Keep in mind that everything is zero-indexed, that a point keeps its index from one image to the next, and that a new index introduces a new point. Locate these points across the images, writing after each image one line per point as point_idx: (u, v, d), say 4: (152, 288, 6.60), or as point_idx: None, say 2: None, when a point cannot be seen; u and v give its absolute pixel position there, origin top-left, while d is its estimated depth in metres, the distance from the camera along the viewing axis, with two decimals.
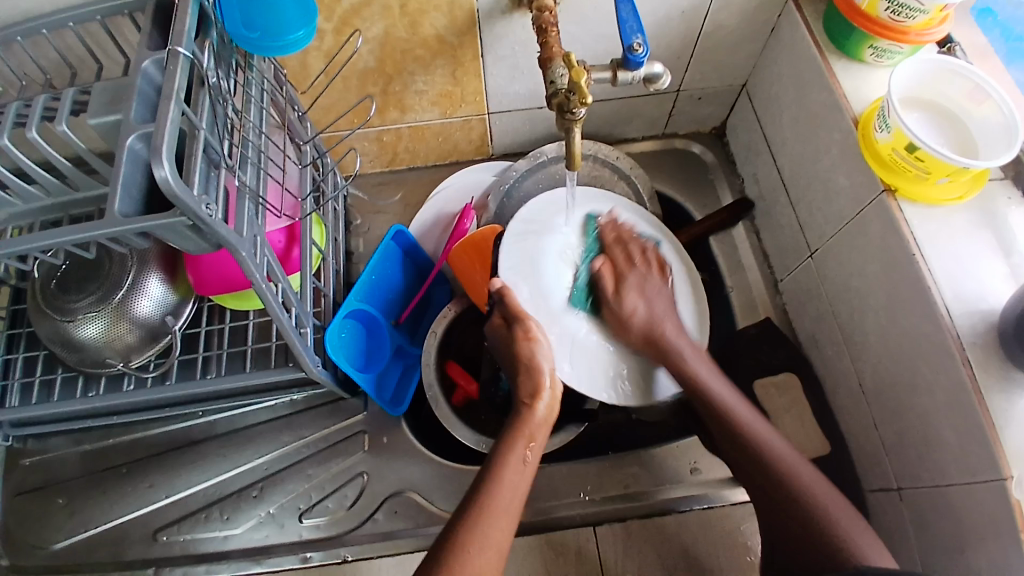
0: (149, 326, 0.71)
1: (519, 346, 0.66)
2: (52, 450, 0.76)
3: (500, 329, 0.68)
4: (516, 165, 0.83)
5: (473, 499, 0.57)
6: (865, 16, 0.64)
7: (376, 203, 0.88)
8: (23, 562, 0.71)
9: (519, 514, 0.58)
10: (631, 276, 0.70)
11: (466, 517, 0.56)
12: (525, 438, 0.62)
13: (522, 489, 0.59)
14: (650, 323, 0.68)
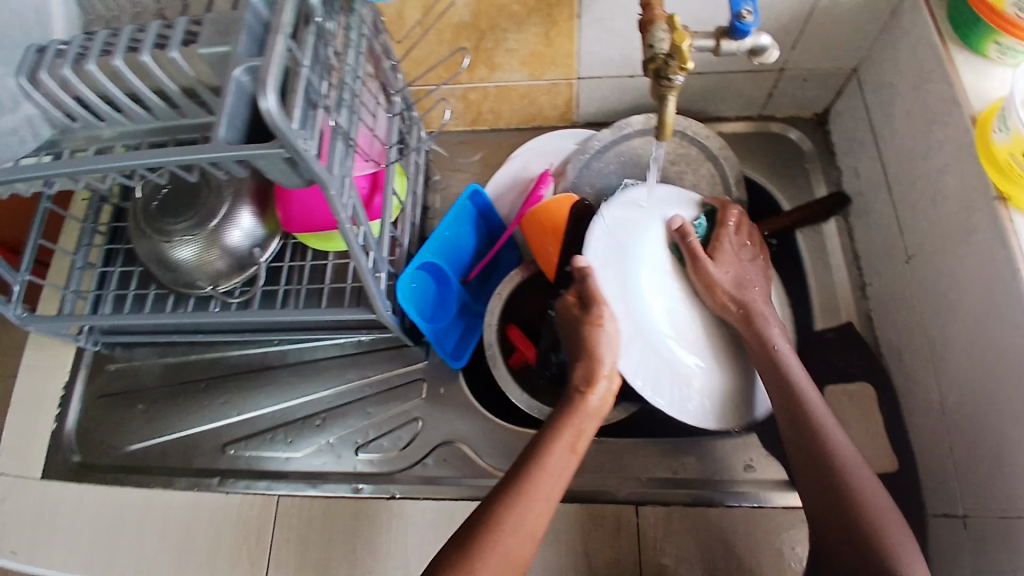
0: (237, 255, 0.74)
1: (588, 330, 0.66)
2: (136, 359, 0.82)
3: (573, 311, 0.68)
4: (600, 136, 0.81)
5: (513, 480, 0.59)
6: (990, 7, 0.59)
7: (455, 161, 0.88)
8: (102, 456, 0.78)
9: (558, 500, 0.60)
10: (729, 240, 0.72)
11: (504, 497, 0.58)
12: (575, 428, 0.62)
13: (563, 479, 0.60)
14: (740, 287, 0.69)
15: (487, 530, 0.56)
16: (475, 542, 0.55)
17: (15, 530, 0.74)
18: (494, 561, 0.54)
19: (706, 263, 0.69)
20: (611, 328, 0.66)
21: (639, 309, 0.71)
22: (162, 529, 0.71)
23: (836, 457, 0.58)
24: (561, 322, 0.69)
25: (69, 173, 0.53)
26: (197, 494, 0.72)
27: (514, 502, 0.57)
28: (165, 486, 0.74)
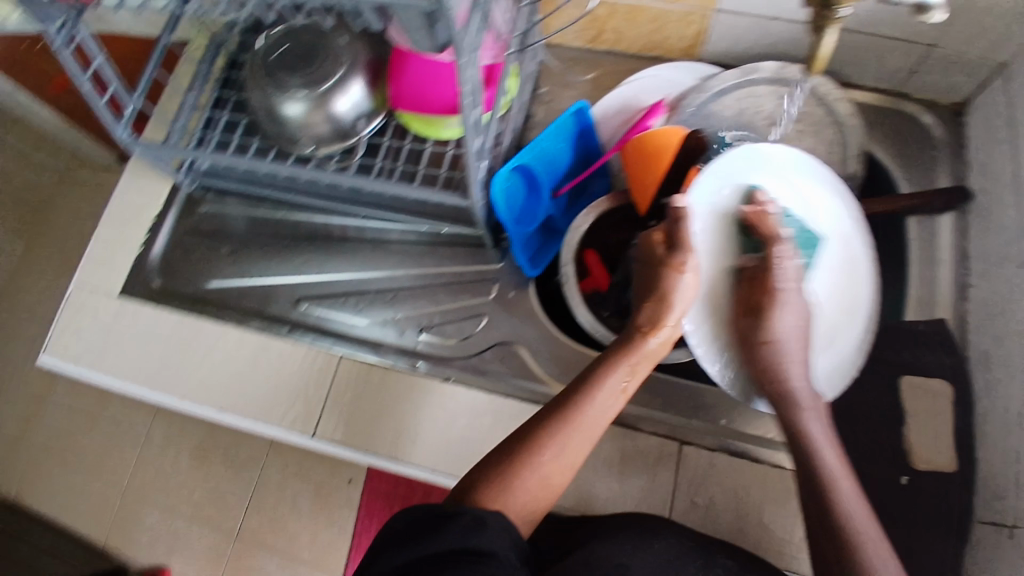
0: (342, 123, 0.75)
1: (666, 273, 0.63)
2: (226, 208, 0.85)
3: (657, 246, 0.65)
4: (721, 76, 0.78)
5: (561, 409, 0.60)
6: None
7: (566, 77, 0.86)
8: (178, 287, 0.81)
9: (599, 435, 0.61)
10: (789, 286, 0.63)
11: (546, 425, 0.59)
12: (629, 367, 0.63)
13: (607, 415, 0.61)
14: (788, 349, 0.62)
15: (529, 451, 0.58)
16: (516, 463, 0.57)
17: (94, 337, 0.79)
18: (529, 483, 0.56)
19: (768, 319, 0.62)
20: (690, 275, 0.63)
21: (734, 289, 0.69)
22: (235, 366, 0.76)
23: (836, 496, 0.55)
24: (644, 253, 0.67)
25: None
26: (267, 339, 0.77)
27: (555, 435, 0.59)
28: (238, 326, 0.78)
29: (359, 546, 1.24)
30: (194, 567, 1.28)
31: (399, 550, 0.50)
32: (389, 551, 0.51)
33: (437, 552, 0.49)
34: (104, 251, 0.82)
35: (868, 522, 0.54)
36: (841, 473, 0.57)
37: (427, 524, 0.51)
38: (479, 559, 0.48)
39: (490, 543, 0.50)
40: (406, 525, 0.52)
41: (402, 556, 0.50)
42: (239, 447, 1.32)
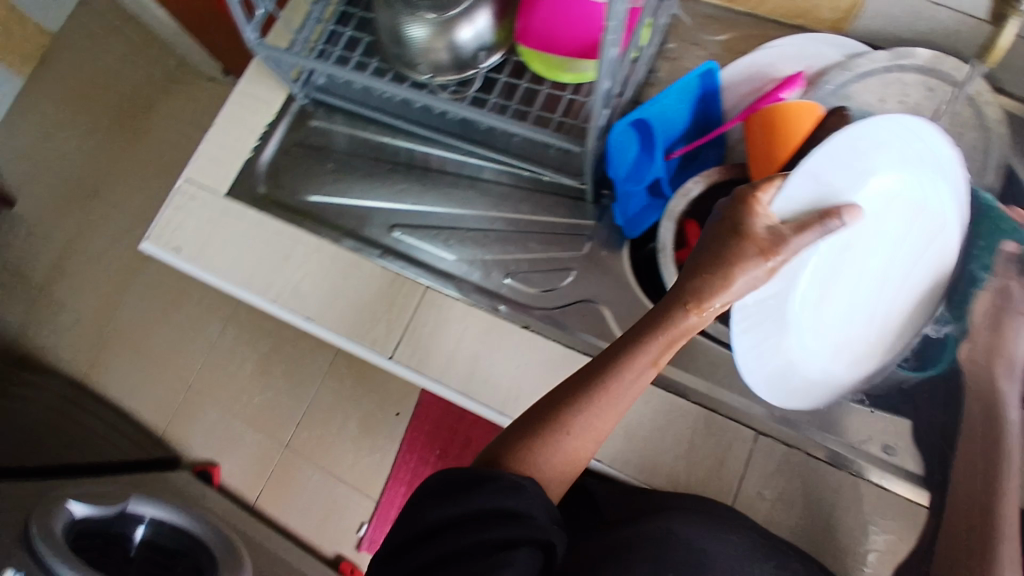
0: (463, 53, 0.73)
1: (739, 248, 0.53)
2: (335, 124, 0.86)
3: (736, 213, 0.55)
4: (870, 55, 0.74)
5: (586, 385, 0.56)
6: None
7: (697, 35, 0.82)
8: (280, 195, 0.83)
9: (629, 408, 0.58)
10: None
11: (567, 403, 0.56)
12: (665, 345, 0.55)
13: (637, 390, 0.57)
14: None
15: (553, 428, 0.55)
16: (538, 438, 0.55)
17: (196, 230, 0.81)
18: (554, 459, 0.55)
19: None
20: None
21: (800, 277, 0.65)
22: (325, 280, 0.78)
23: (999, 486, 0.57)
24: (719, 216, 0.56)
25: None
26: (360, 259, 0.78)
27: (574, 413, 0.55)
28: (333, 242, 0.79)
29: (396, 477, 1.28)
30: (242, 467, 1.35)
31: (437, 507, 0.52)
32: (426, 506, 0.53)
33: (474, 510, 0.50)
34: (216, 149, 0.84)
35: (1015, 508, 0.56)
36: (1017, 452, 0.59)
37: (463, 484, 0.52)
38: (514, 518, 0.49)
39: (522, 503, 0.50)
40: (442, 483, 0.53)
41: (441, 511, 0.51)
42: (298, 363, 1.37)
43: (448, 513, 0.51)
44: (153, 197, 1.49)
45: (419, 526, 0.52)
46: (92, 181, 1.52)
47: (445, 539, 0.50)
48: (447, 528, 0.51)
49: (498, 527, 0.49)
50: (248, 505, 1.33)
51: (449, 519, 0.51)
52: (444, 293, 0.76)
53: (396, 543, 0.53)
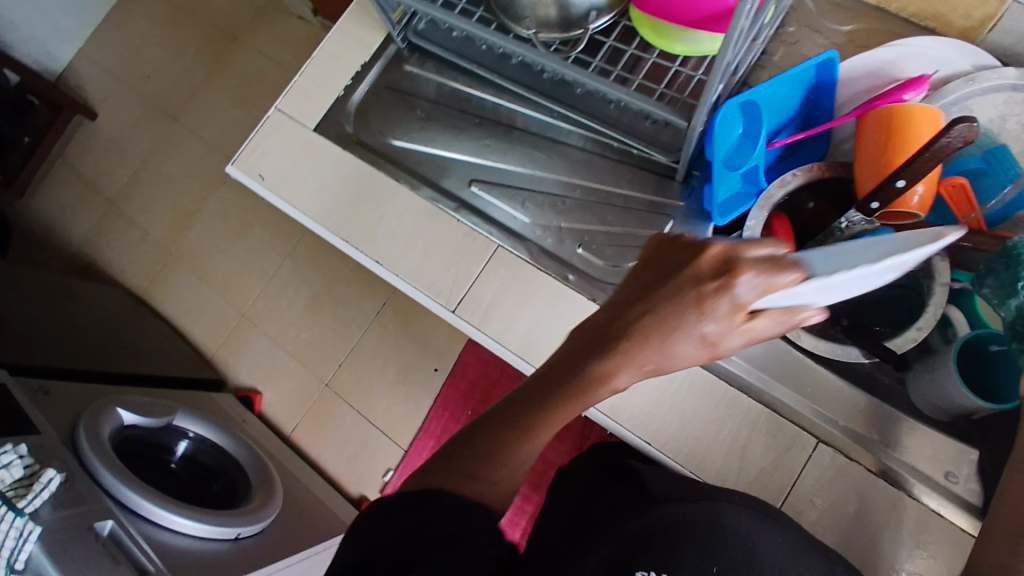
0: (573, 10, 0.73)
1: (680, 338, 0.41)
2: (427, 71, 0.85)
3: (702, 286, 0.40)
4: (999, 70, 0.69)
5: (481, 440, 0.46)
6: None
7: (819, 23, 0.78)
8: (365, 136, 0.83)
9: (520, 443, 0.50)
10: None
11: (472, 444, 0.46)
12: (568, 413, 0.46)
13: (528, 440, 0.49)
14: None
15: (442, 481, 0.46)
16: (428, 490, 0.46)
17: (280, 160, 0.83)
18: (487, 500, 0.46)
19: None
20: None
21: None
22: (397, 226, 0.78)
23: None
24: (676, 279, 0.41)
25: None
26: (436, 210, 0.78)
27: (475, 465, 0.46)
28: (411, 189, 0.79)
29: (426, 431, 1.28)
30: (282, 399, 1.39)
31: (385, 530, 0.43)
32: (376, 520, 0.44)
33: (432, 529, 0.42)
34: (310, 84, 0.85)
35: None
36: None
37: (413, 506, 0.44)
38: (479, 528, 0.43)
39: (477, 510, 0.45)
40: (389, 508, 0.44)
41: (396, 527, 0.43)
42: (348, 307, 1.39)
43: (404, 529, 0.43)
44: (227, 126, 1.52)
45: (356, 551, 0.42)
46: (175, 103, 1.57)
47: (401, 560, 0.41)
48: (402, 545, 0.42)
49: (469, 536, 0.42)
50: (284, 435, 1.37)
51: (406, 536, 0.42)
52: (514, 255, 0.75)
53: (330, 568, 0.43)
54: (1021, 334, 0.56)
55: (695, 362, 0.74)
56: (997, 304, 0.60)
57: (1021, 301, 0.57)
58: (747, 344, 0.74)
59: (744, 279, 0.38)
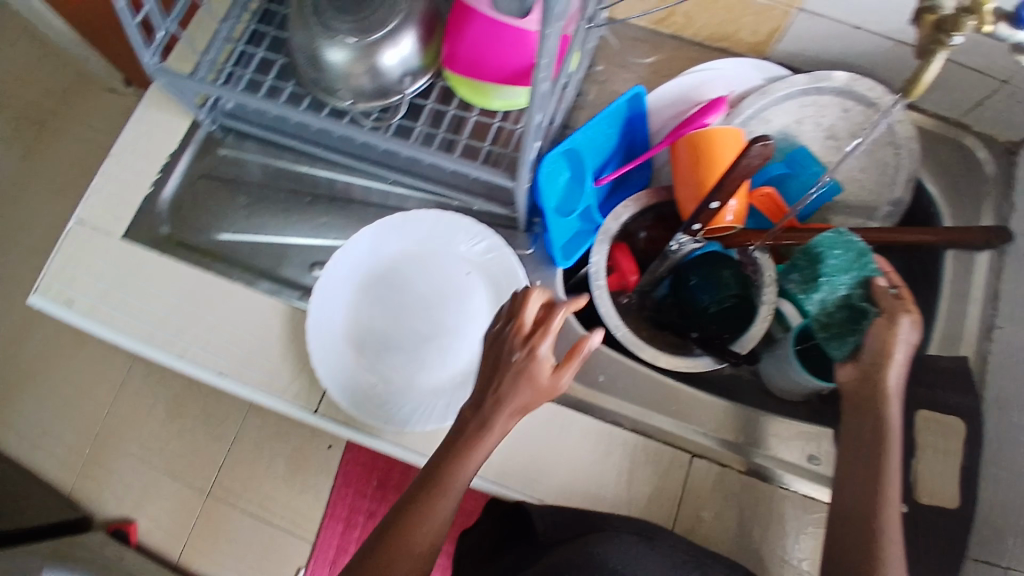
0: (386, 80, 0.70)
1: (523, 386, 0.55)
2: (247, 152, 0.79)
3: (517, 361, 0.55)
4: (792, 77, 0.76)
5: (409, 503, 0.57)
6: None
7: (624, 57, 0.81)
8: (189, 235, 0.77)
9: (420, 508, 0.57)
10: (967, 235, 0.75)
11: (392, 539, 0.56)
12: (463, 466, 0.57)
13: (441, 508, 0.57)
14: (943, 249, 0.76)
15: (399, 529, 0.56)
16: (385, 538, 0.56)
17: (89, 280, 0.73)
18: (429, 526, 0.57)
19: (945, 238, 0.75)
20: (898, 359, 0.61)
21: (394, 333, 0.72)
22: (237, 331, 0.71)
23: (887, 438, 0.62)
24: (506, 364, 0.56)
25: None
26: (277, 304, 0.72)
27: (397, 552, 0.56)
28: (247, 285, 0.73)
29: (332, 515, 1.21)
30: (163, 520, 1.24)
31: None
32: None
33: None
34: (112, 186, 0.76)
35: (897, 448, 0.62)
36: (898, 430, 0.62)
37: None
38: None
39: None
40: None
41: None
42: (223, 400, 1.28)
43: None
44: (45, 227, 1.35)
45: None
46: None
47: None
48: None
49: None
50: (174, 559, 1.23)
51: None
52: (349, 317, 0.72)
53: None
54: (819, 321, 0.67)
55: (569, 406, 0.73)
56: (802, 296, 0.68)
57: (821, 297, 0.65)
58: (615, 377, 0.75)
59: (539, 337, 0.55)
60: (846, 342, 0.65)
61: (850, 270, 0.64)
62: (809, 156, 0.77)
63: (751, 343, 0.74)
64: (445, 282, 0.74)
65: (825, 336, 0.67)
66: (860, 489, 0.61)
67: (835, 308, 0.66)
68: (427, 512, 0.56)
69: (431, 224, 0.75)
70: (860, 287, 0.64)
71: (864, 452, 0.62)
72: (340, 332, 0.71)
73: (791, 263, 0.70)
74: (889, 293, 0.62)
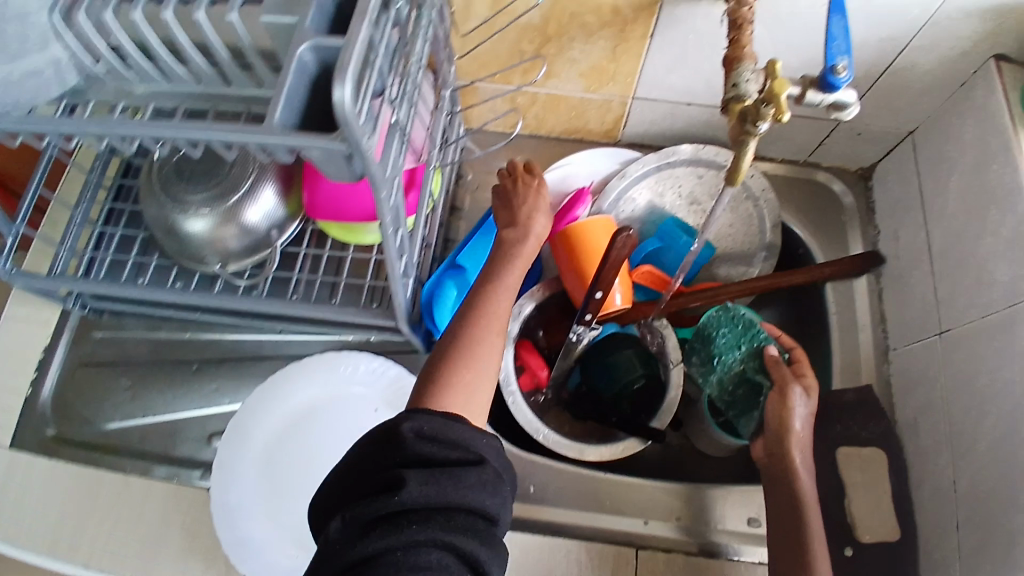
0: (254, 236, 0.69)
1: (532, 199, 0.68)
2: (125, 329, 0.76)
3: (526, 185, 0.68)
4: (642, 159, 0.80)
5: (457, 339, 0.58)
6: None
7: (490, 163, 0.84)
8: (73, 432, 0.72)
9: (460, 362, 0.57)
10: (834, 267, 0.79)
11: (453, 361, 0.56)
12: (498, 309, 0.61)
13: (488, 351, 0.58)
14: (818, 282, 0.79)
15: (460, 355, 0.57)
16: (442, 377, 0.55)
17: None
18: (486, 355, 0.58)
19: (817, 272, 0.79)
20: (798, 432, 0.66)
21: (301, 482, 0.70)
22: (136, 529, 0.66)
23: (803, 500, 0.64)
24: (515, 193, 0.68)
25: (78, 128, 0.47)
26: (178, 488, 0.68)
27: (464, 375, 0.56)
28: (143, 474, 0.69)
29: None
30: None
31: (412, 457, 0.48)
32: (384, 484, 0.47)
33: (450, 502, 0.46)
34: None
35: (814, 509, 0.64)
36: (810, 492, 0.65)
37: (448, 438, 0.49)
38: (489, 523, 0.48)
39: (487, 449, 0.51)
40: (418, 438, 0.49)
41: (430, 459, 0.48)
42: None
43: (452, 404, 0.54)
44: None
45: (378, 479, 0.47)
46: None
47: (393, 559, 0.44)
48: (413, 514, 0.45)
49: (487, 498, 0.48)
50: None
51: (426, 500, 0.46)
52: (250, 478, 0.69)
53: (370, 453, 0.49)
54: (726, 400, 0.75)
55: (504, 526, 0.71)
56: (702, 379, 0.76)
57: (718, 376, 0.74)
58: (545, 486, 0.74)
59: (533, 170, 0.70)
60: (753, 415, 0.73)
61: (739, 346, 0.72)
62: (677, 228, 0.80)
63: (669, 415, 0.73)
64: (352, 423, 0.72)
65: (736, 410, 0.75)
66: (791, 559, 0.62)
67: (738, 382, 0.74)
68: (482, 339, 0.58)
69: (326, 374, 0.73)
70: (755, 358, 0.72)
71: (787, 521, 0.64)
72: (256, 504, 0.68)
73: (688, 348, 0.78)
74: (778, 362, 0.69)
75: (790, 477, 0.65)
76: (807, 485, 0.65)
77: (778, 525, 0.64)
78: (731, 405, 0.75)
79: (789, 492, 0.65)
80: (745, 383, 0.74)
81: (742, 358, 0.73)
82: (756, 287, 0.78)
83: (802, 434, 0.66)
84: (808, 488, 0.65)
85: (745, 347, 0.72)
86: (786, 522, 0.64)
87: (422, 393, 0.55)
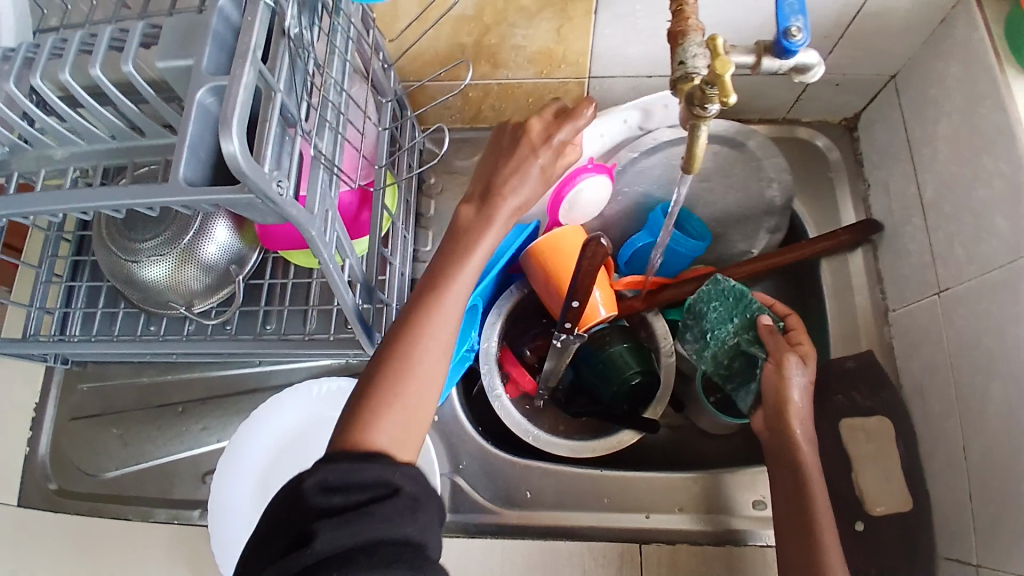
0: (214, 273, 0.68)
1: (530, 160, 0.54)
2: (109, 378, 0.77)
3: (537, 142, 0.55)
4: (659, 132, 0.72)
5: (388, 349, 0.49)
6: None
7: (452, 164, 0.82)
8: (72, 485, 0.74)
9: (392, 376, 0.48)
10: (836, 240, 0.74)
11: (381, 385, 0.47)
12: (444, 310, 0.50)
13: (426, 365, 0.48)
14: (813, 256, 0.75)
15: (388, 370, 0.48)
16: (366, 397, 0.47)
17: None
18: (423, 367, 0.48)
19: (810, 247, 0.74)
20: (797, 403, 0.63)
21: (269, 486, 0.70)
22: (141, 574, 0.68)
23: (806, 475, 0.61)
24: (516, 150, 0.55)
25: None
26: (177, 529, 0.70)
27: (394, 401, 0.47)
28: (143, 519, 0.71)
29: None
30: None
31: (321, 507, 0.40)
32: (292, 543, 0.40)
33: (369, 540, 0.40)
34: None
35: (819, 483, 0.61)
36: (816, 468, 0.62)
37: (357, 478, 0.42)
38: (418, 550, 0.41)
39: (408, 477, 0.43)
40: (323, 487, 0.41)
41: (338, 508, 0.40)
42: None
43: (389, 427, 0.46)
44: None
45: (284, 541, 0.40)
46: None
47: None
48: (327, 564, 0.39)
49: (411, 526, 0.41)
50: None
51: (341, 546, 0.39)
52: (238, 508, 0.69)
53: (273, 514, 0.42)
54: (722, 375, 0.71)
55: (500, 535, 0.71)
56: (697, 357, 0.73)
57: (711, 352, 0.70)
58: (541, 489, 0.73)
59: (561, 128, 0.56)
60: (751, 388, 0.69)
61: (732, 319, 0.69)
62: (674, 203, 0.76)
63: (665, 400, 0.73)
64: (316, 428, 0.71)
65: (734, 384, 0.71)
66: (799, 541, 0.59)
67: (734, 355, 0.70)
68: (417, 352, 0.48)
69: (305, 398, 0.72)
70: (749, 330, 0.68)
71: (793, 502, 0.61)
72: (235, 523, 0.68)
73: (681, 326, 0.75)
74: (775, 331, 0.66)
75: (793, 451, 0.62)
76: (812, 460, 0.62)
77: (785, 504, 0.61)
78: (728, 378, 0.71)
79: (793, 469, 0.62)
80: (740, 356, 0.70)
81: (736, 331, 0.69)
82: (761, 266, 0.74)
83: (801, 407, 0.63)
84: (812, 462, 0.62)
85: (739, 320, 0.68)
86: (795, 501, 0.61)
87: (350, 418, 0.46)
